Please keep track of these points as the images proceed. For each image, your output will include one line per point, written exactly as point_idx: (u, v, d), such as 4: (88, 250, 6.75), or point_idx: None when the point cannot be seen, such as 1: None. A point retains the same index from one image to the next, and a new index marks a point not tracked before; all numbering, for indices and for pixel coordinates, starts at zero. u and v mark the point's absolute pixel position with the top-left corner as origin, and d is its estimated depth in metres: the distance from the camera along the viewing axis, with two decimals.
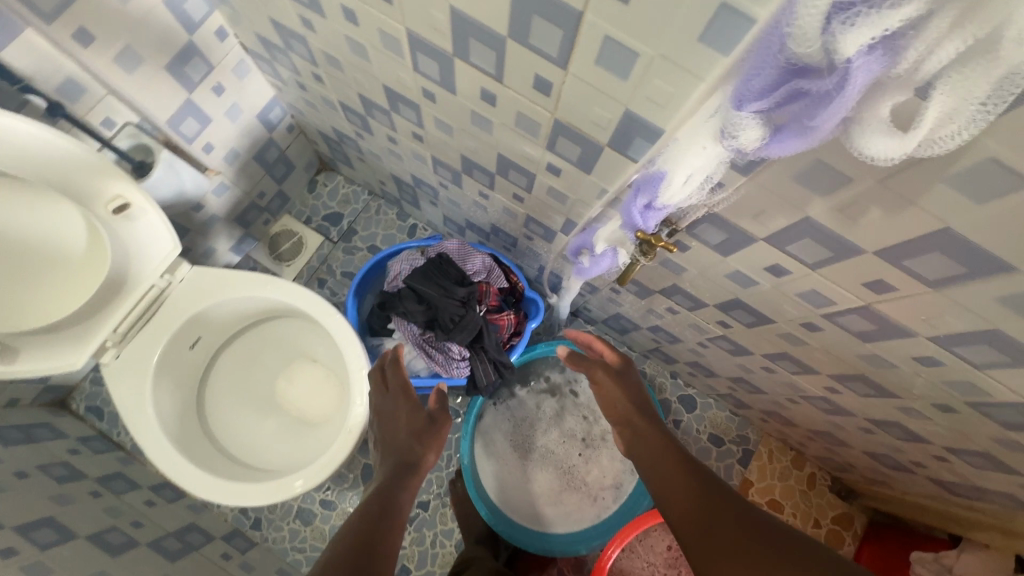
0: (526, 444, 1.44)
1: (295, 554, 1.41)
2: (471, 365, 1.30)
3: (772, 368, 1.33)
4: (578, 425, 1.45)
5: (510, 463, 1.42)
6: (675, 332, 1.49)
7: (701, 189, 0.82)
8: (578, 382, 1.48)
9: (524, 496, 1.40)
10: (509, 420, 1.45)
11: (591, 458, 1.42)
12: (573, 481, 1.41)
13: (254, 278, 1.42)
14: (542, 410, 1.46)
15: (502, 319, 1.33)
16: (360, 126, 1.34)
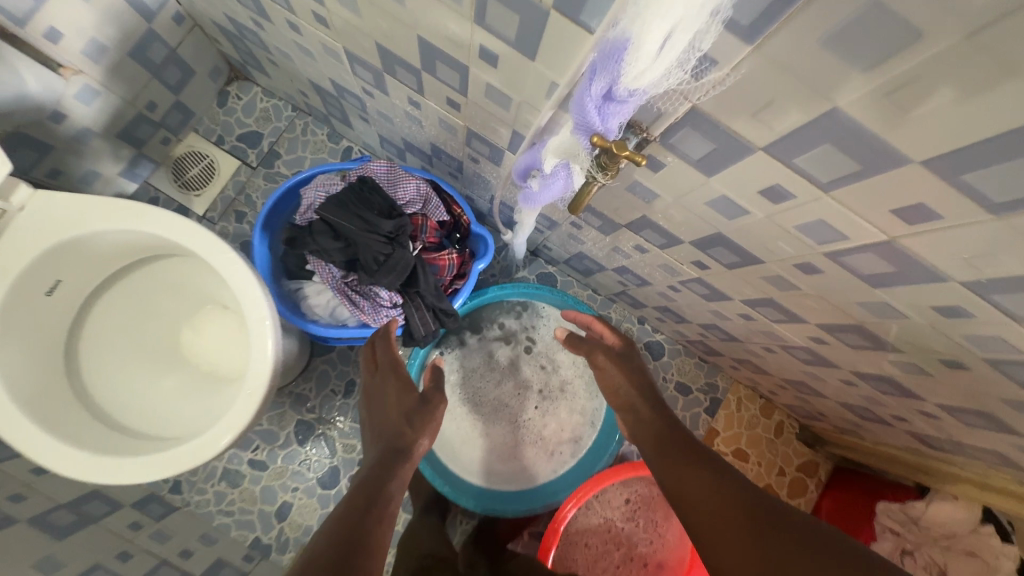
0: (477, 397, 1.30)
1: (222, 518, 1.28)
2: (405, 313, 1.14)
3: (751, 316, 1.20)
4: (535, 376, 1.32)
5: (459, 417, 1.29)
6: (644, 275, 1.33)
7: (682, 56, 0.60)
8: (535, 329, 1.34)
9: (475, 452, 1.28)
10: (458, 371, 1.30)
11: (548, 411, 1.30)
12: (528, 435, 1.30)
13: (118, 204, 1.12)
14: (495, 359, 1.32)
15: (444, 258, 1.16)
16: (254, 10, 1.07)
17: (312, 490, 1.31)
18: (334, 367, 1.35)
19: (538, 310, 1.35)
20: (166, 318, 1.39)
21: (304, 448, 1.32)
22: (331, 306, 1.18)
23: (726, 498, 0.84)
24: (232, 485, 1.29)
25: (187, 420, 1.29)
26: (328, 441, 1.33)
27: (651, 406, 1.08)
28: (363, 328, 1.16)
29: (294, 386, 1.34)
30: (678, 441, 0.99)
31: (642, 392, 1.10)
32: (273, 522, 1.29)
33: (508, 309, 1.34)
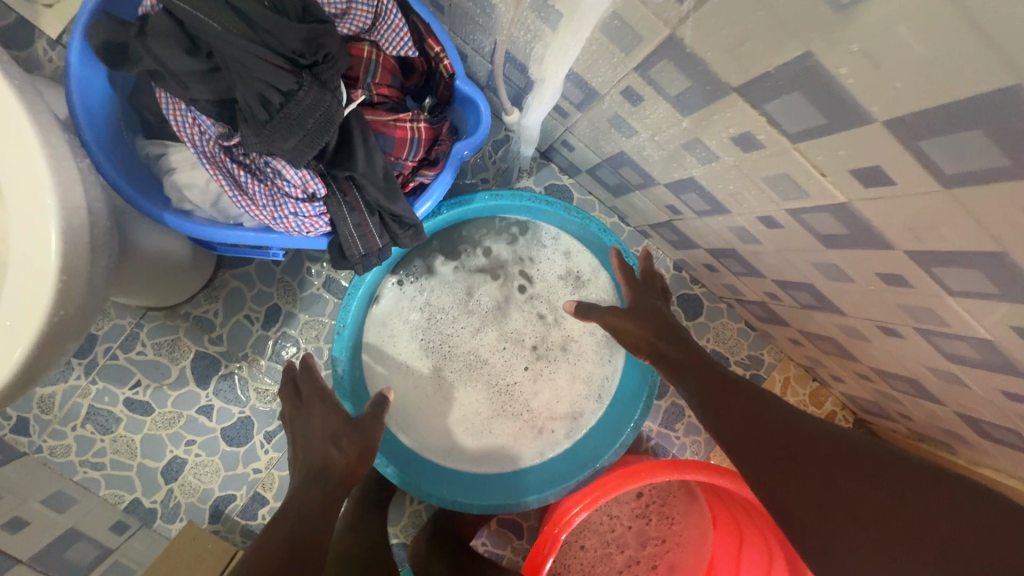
0: (445, 346, 0.91)
1: (87, 471, 0.94)
2: (331, 215, 0.58)
3: (861, 333, 0.75)
4: (528, 327, 0.93)
5: (416, 369, 0.90)
6: (694, 239, 0.88)
7: None
8: (534, 262, 0.94)
9: (434, 421, 0.90)
10: (421, 308, 0.91)
11: (541, 376, 0.92)
12: (511, 405, 0.92)
13: None
14: (476, 297, 0.92)
15: (406, 127, 0.60)
16: None
17: (211, 444, 0.96)
18: (249, 286, 0.97)
19: (542, 238, 0.94)
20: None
21: (204, 390, 0.96)
22: (211, 191, 0.61)
23: (784, 456, 0.57)
24: (102, 431, 0.94)
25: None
26: (236, 384, 0.97)
27: (675, 351, 0.72)
28: (262, 234, 0.59)
29: (192, 307, 0.96)
30: (711, 383, 0.68)
31: (666, 335, 0.74)
32: (159, 482, 0.96)
33: (500, 231, 0.94)
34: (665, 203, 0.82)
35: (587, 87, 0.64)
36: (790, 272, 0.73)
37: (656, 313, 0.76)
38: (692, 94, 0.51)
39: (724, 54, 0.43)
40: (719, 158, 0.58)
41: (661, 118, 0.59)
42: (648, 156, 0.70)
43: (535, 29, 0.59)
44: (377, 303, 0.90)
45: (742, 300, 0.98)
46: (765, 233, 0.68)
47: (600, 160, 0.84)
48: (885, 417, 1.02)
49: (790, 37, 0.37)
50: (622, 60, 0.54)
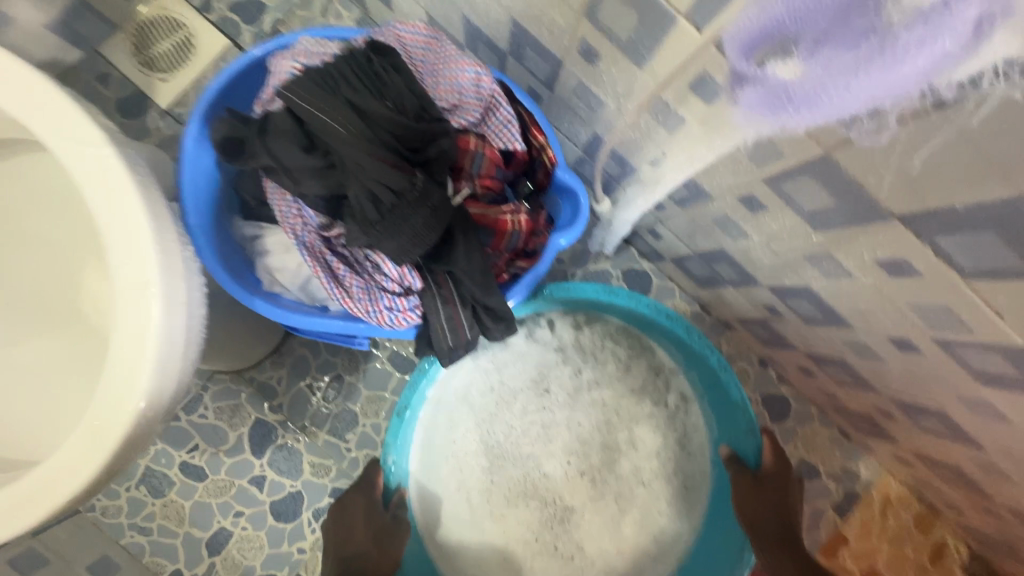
0: (506, 453, 0.85)
1: (134, 536, 0.91)
2: (427, 309, 0.54)
3: (1008, 477, 0.64)
4: (595, 437, 0.86)
5: (469, 474, 0.84)
6: (794, 343, 0.80)
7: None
8: (608, 363, 0.88)
9: (470, 539, 0.84)
10: (490, 398, 0.86)
11: (602, 513, 0.85)
12: (559, 539, 0.84)
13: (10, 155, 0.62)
14: (546, 401, 0.87)
15: (507, 219, 0.56)
16: None
17: (259, 518, 0.92)
18: (315, 354, 0.95)
19: (624, 342, 0.88)
20: (58, 254, 0.62)
21: (259, 459, 0.93)
22: (302, 275, 0.60)
23: None
24: (154, 493, 0.91)
25: (30, 431, 0.56)
26: (291, 455, 0.93)
27: (777, 530, 0.74)
28: (352, 322, 0.56)
29: (257, 372, 0.94)
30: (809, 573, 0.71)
31: (775, 529, 0.74)
32: (202, 554, 0.91)
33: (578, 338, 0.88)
34: (765, 303, 0.75)
35: (697, 187, 0.61)
36: (919, 397, 0.64)
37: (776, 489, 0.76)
38: (834, 213, 0.46)
39: (896, 183, 0.38)
40: (854, 276, 0.52)
41: (785, 227, 0.54)
42: (756, 258, 0.65)
43: (650, 128, 0.56)
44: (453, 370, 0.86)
45: (841, 408, 0.88)
46: (894, 354, 0.60)
47: (691, 252, 0.80)
48: (1015, 562, 0.86)
49: (997, 181, 0.32)
50: (750, 171, 0.50)
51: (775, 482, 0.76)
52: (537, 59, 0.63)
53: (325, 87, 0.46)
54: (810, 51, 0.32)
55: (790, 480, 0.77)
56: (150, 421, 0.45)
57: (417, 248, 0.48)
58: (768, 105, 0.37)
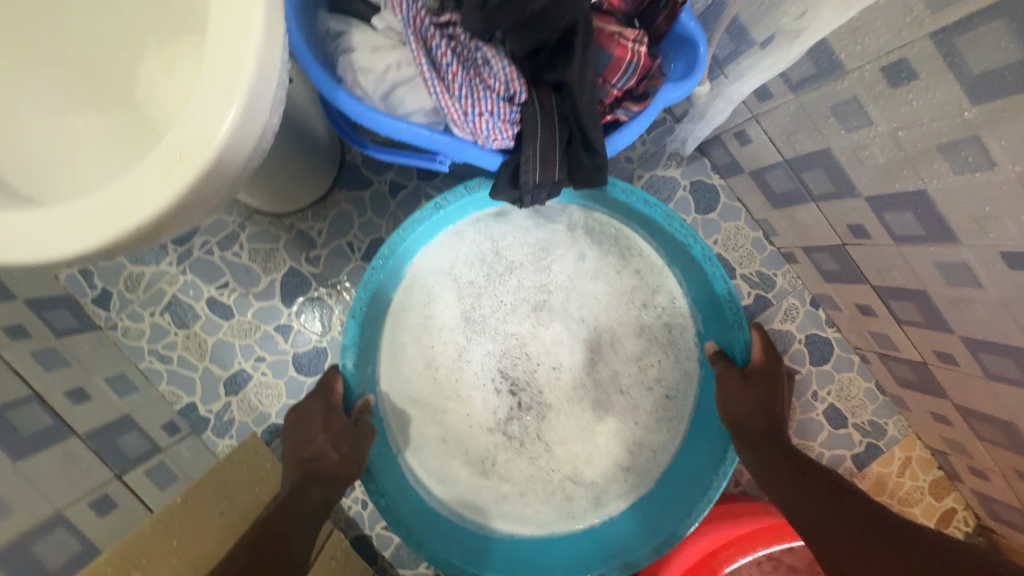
0: (482, 343, 0.79)
1: (153, 362, 0.90)
2: (526, 128, 0.51)
3: None
4: (581, 336, 0.80)
5: (441, 358, 0.79)
6: (866, 274, 0.76)
7: None
8: (596, 261, 0.81)
9: (436, 431, 0.78)
10: (471, 280, 0.80)
11: (579, 416, 0.80)
12: (531, 439, 0.79)
13: None
14: (534, 285, 0.80)
15: (628, 47, 0.51)
16: None
17: (280, 367, 0.91)
18: (360, 213, 0.91)
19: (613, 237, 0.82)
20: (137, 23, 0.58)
21: (288, 309, 0.90)
22: (388, 80, 0.54)
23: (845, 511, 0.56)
24: (178, 323, 0.90)
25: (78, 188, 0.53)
26: (321, 310, 0.91)
27: (764, 428, 0.68)
28: (440, 134, 0.52)
29: (298, 221, 0.91)
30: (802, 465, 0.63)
31: (759, 426, 0.68)
32: (219, 392, 0.90)
33: (576, 221, 0.81)
34: (850, 222, 0.71)
35: (830, 59, 0.55)
36: (1003, 330, 0.61)
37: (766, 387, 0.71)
38: (1011, 72, 0.41)
39: None
40: (996, 165, 0.47)
41: (929, 105, 0.49)
42: (868, 156, 0.60)
43: None
44: (421, 258, 0.79)
45: (889, 355, 0.86)
46: (998, 274, 0.56)
47: (781, 160, 0.75)
48: None
49: None
50: (918, 16, 0.45)
51: (762, 377, 0.72)
52: None
53: None
54: None
55: (780, 373, 0.73)
56: (231, 162, 0.40)
57: (551, 29, 0.46)
58: None
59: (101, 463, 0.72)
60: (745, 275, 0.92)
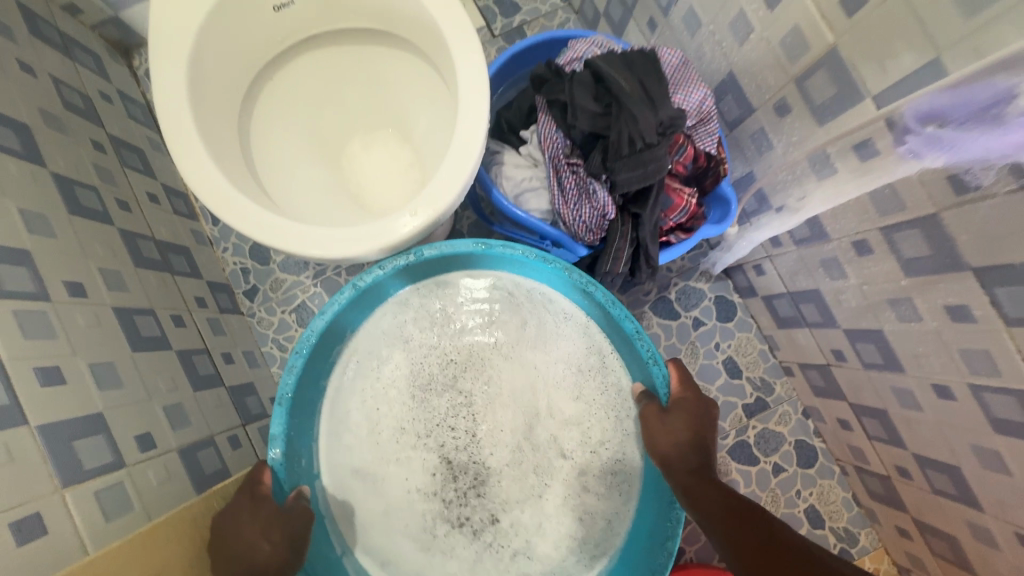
0: (419, 409, 0.78)
1: (272, 349, 1.14)
2: (609, 234, 0.77)
3: (993, 540, 0.78)
4: (522, 417, 0.77)
5: (384, 422, 0.78)
6: (845, 392, 0.96)
7: None
8: (540, 321, 0.81)
9: (378, 500, 0.75)
10: (413, 350, 0.80)
11: (521, 497, 0.76)
12: (470, 511, 0.75)
13: (389, 61, 0.87)
14: (477, 357, 0.80)
15: (683, 197, 0.78)
16: None
17: None
18: None
19: (541, 298, 0.83)
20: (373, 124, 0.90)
21: None
22: (520, 187, 0.82)
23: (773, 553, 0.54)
24: (300, 323, 1.15)
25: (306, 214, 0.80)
26: None
27: (696, 461, 0.67)
28: (551, 229, 0.78)
29: None
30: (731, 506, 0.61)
31: (690, 459, 0.67)
32: None
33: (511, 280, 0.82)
34: (833, 346, 0.93)
35: (820, 230, 0.80)
36: (942, 450, 0.79)
37: (689, 420, 0.70)
38: (927, 261, 0.65)
39: (976, 239, 0.57)
40: (923, 319, 0.70)
41: (883, 271, 0.73)
42: (844, 300, 0.83)
43: (805, 173, 0.76)
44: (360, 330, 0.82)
45: (863, 467, 1.03)
46: (932, 401, 0.76)
47: (786, 291, 0.98)
48: None
49: None
50: (870, 217, 0.70)
51: (685, 407, 0.72)
52: (732, 104, 0.85)
53: (628, 69, 0.73)
54: (963, 121, 0.51)
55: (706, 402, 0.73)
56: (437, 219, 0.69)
57: (644, 177, 0.71)
58: (934, 146, 0.55)
59: (235, 413, 0.94)
60: (751, 377, 1.13)
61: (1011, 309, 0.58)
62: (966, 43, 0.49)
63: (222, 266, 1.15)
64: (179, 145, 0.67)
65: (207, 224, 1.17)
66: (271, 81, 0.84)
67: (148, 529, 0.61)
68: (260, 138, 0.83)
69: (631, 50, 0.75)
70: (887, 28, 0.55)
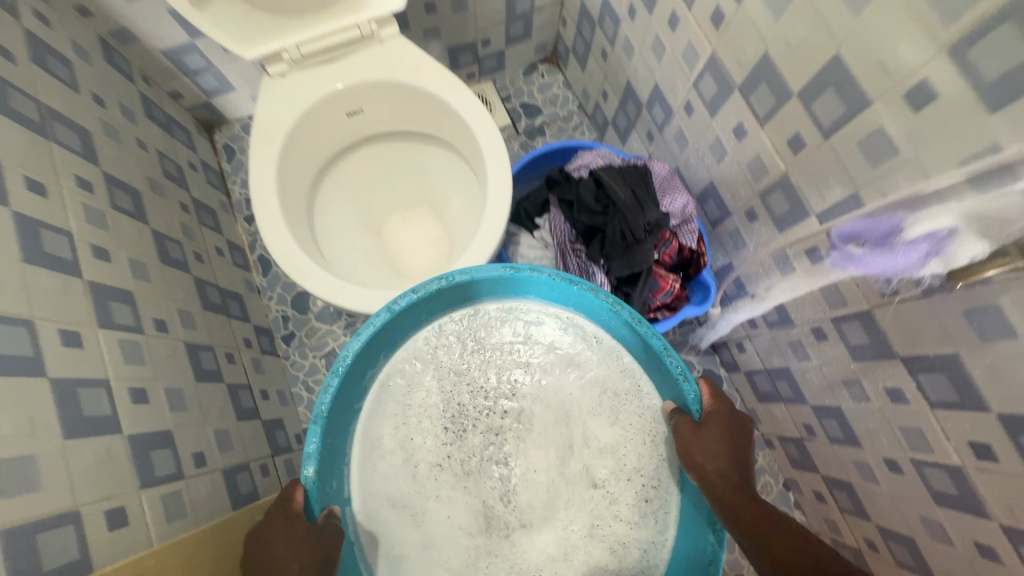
0: (450, 431, 0.72)
1: (301, 389, 1.27)
2: None
3: None
4: (564, 447, 0.71)
5: (418, 448, 0.72)
6: (818, 465, 1.05)
7: (950, 259, 0.56)
8: (578, 342, 0.76)
9: (410, 531, 0.69)
10: (447, 370, 0.75)
11: (563, 534, 0.68)
12: (508, 544, 0.68)
13: (442, 159, 1.06)
14: (513, 380, 0.74)
15: (668, 280, 0.93)
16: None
17: None
18: None
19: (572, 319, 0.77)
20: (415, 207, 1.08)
21: None
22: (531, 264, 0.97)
23: None
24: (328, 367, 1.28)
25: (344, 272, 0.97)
26: None
27: (740, 485, 0.61)
28: None
29: None
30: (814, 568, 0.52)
31: (731, 475, 0.62)
32: None
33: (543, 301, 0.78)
34: (804, 421, 1.03)
35: (786, 317, 0.94)
36: (898, 522, 0.88)
37: (726, 436, 0.65)
38: (868, 349, 0.78)
39: (898, 335, 0.70)
40: (870, 399, 0.82)
41: (836, 355, 0.85)
42: (809, 378, 0.95)
43: (771, 268, 0.91)
44: (397, 352, 0.77)
45: (838, 541, 1.09)
46: (886, 474, 0.86)
47: (763, 367, 1.10)
48: None
49: (942, 343, 0.64)
50: (820, 310, 0.83)
51: (721, 422, 0.66)
52: (714, 206, 1.02)
53: (623, 178, 0.92)
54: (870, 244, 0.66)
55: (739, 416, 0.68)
56: None
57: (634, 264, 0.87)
58: (850, 260, 0.70)
59: (266, 443, 1.05)
60: None
61: (932, 395, 0.70)
62: (873, 185, 0.64)
63: (266, 311, 1.31)
64: (265, 217, 0.85)
65: (258, 274, 1.34)
66: (343, 161, 1.04)
67: (197, 535, 0.72)
68: (321, 206, 1.01)
69: (627, 163, 0.94)
70: (821, 167, 0.72)
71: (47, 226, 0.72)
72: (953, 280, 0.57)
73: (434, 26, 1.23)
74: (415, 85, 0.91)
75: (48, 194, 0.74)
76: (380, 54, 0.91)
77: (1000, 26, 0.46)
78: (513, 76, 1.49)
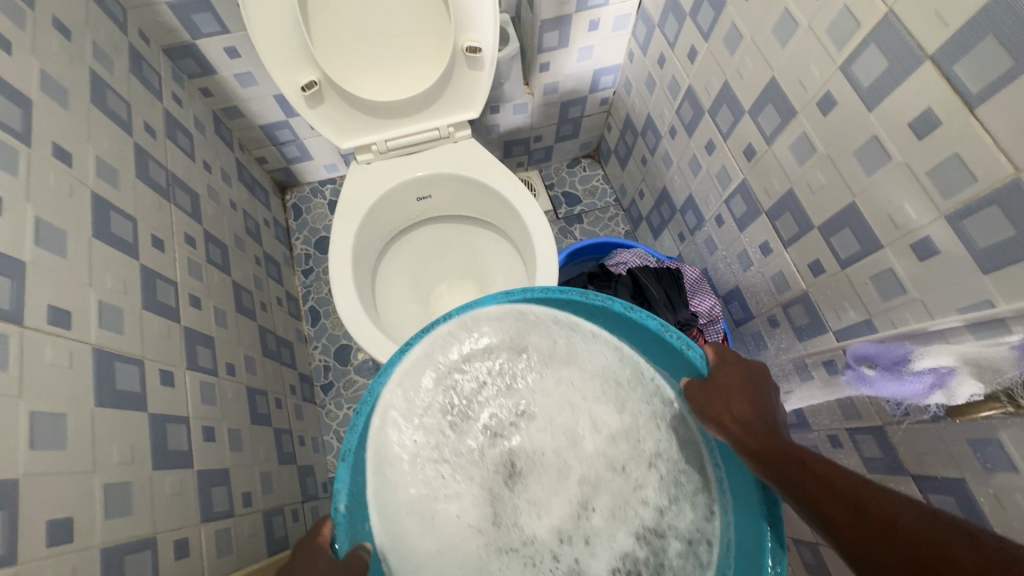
0: (462, 437, 0.67)
1: (332, 438, 1.33)
2: None
3: None
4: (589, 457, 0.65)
5: (425, 443, 0.67)
6: None
7: (952, 394, 0.61)
8: (578, 336, 0.70)
9: (429, 540, 0.64)
10: (452, 380, 0.69)
11: (605, 545, 0.62)
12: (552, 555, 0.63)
13: (494, 247, 1.18)
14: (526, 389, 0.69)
15: None
16: (676, 114, 1.12)
17: None
18: None
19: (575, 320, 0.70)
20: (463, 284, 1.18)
21: None
22: None
23: None
24: None
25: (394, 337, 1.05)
26: None
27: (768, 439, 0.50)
28: None
29: None
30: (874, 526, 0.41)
31: (756, 425, 0.52)
32: None
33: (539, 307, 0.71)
34: None
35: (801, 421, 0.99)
36: None
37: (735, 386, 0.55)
38: (879, 463, 0.81)
39: (908, 452, 0.75)
40: None
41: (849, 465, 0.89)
42: None
43: (792, 373, 0.98)
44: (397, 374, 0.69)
45: None
46: None
47: None
48: None
49: (948, 466, 0.69)
50: (834, 420, 0.88)
51: (732, 372, 0.56)
52: (738, 308, 1.10)
53: (657, 279, 1.03)
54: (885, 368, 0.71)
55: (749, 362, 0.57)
56: None
57: None
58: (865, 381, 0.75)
59: (297, 489, 1.10)
60: None
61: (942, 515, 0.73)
62: (885, 315, 0.73)
63: (310, 359, 1.41)
64: (339, 281, 0.96)
65: (307, 324, 1.45)
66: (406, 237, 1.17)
67: None
68: (380, 275, 1.13)
69: (662, 265, 1.05)
70: (839, 291, 0.80)
71: (161, 277, 0.84)
72: (953, 416, 0.63)
73: (495, 124, 1.40)
74: (484, 182, 1.05)
75: (164, 249, 0.87)
76: (454, 152, 1.06)
77: (989, 207, 0.55)
78: (557, 168, 1.65)
